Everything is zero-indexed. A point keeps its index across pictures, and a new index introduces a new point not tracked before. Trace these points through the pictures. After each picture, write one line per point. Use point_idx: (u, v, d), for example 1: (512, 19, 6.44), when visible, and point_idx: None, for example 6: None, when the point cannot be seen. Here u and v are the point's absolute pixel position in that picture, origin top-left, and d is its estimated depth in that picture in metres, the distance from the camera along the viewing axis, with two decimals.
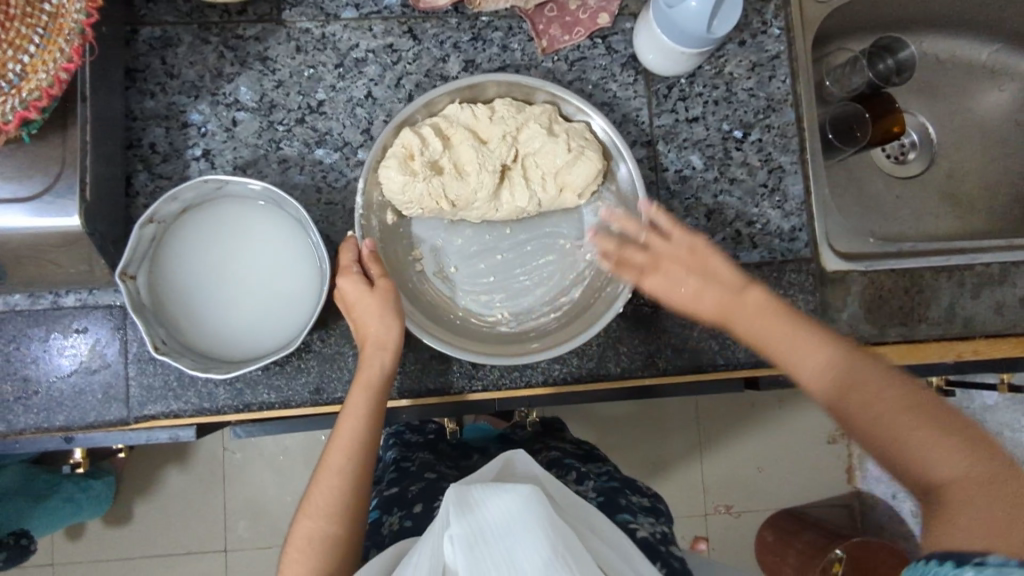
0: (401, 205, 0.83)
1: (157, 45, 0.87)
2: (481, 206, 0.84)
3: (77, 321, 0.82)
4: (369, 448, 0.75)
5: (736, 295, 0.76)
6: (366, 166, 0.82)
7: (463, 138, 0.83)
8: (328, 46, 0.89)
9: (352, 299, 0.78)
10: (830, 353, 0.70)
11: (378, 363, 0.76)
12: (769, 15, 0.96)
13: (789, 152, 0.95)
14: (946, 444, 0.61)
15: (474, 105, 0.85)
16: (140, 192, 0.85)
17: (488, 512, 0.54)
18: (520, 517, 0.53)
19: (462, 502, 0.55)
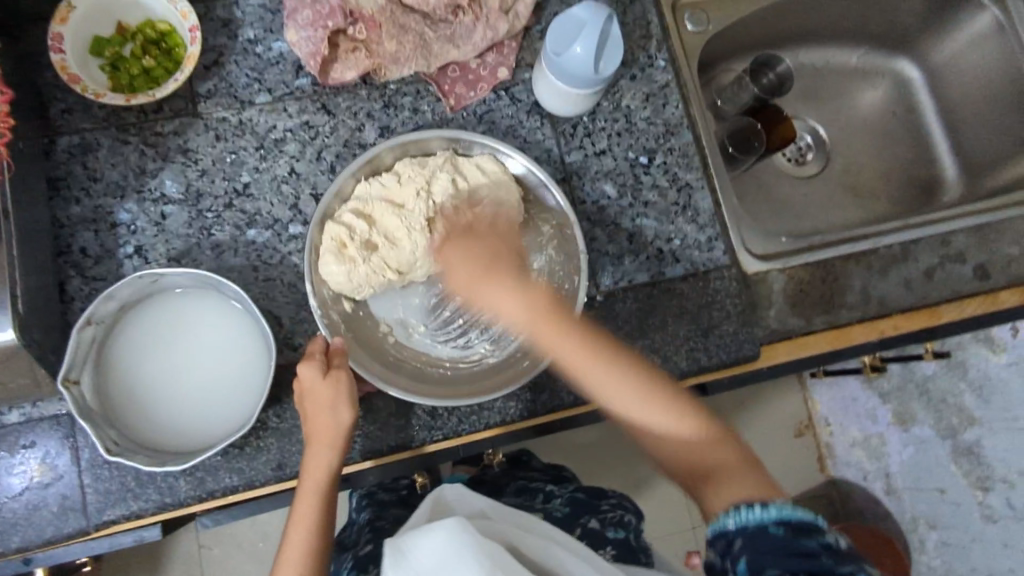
0: (354, 293, 0.87)
1: (77, 152, 0.89)
2: (424, 264, 0.87)
3: (24, 438, 0.81)
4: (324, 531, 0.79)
5: (535, 295, 0.77)
6: (307, 253, 0.86)
7: (382, 210, 0.88)
8: (247, 131, 0.93)
9: (307, 392, 0.80)
10: (624, 362, 0.75)
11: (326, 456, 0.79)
12: (652, 50, 1.05)
13: (692, 170, 1.02)
14: (689, 425, 0.75)
15: (381, 177, 0.90)
16: (75, 297, 0.85)
17: (418, 557, 0.59)
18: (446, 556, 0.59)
19: (395, 554, 0.60)
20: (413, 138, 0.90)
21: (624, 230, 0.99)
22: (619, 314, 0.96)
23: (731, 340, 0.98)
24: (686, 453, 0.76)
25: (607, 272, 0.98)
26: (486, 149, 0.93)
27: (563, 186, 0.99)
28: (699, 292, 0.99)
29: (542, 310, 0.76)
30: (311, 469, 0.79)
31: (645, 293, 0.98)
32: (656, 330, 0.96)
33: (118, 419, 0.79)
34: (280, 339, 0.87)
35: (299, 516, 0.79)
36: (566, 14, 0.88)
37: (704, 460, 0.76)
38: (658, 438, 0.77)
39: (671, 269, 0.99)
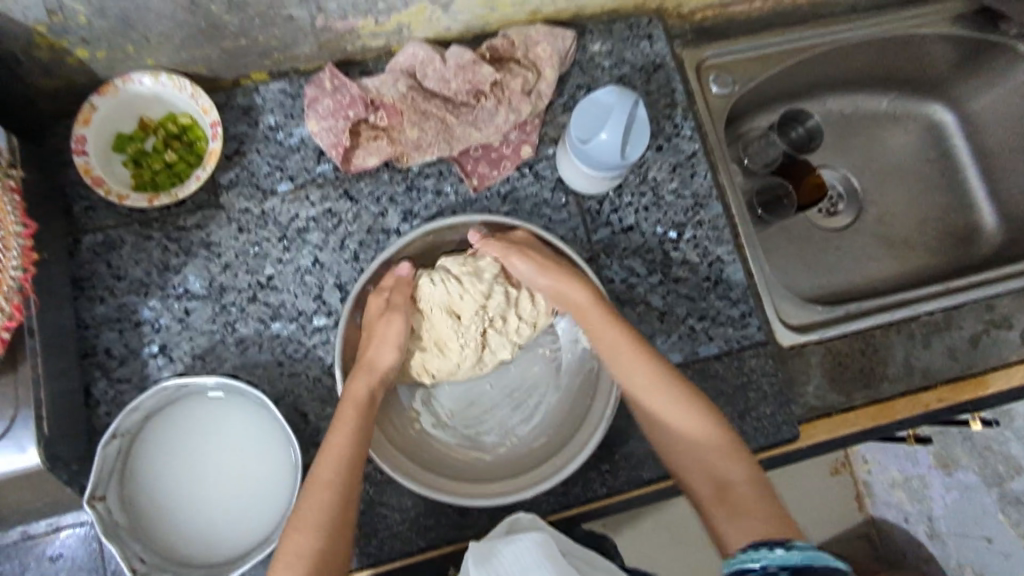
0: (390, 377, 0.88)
1: (101, 250, 0.88)
2: (466, 370, 0.88)
3: (52, 548, 0.80)
4: (334, 535, 0.70)
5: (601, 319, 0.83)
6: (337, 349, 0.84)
7: (440, 317, 0.86)
8: (270, 221, 0.92)
9: (371, 366, 0.81)
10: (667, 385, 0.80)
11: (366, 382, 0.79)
12: (678, 119, 1.03)
13: (724, 243, 0.99)
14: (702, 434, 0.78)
15: (448, 277, 0.86)
16: (100, 400, 0.84)
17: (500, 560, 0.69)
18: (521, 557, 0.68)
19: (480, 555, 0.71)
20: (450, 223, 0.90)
21: (655, 309, 0.96)
22: None
23: (769, 423, 0.94)
24: (723, 452, 0.77)
25: None
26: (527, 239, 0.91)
27: (590, 265, 0.96)
28: (734, 372, 0.95)
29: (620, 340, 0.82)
30: (353, 393, 0.78)
31: (678, 374, 0.94)
32: None
33: (146, 531, 0.78)
34: (307, 438, 0.86)
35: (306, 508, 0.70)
36: (590, 97, 0.86)
37: (716, 466, 0.77)
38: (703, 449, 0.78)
39: (705, 348, 0.96)
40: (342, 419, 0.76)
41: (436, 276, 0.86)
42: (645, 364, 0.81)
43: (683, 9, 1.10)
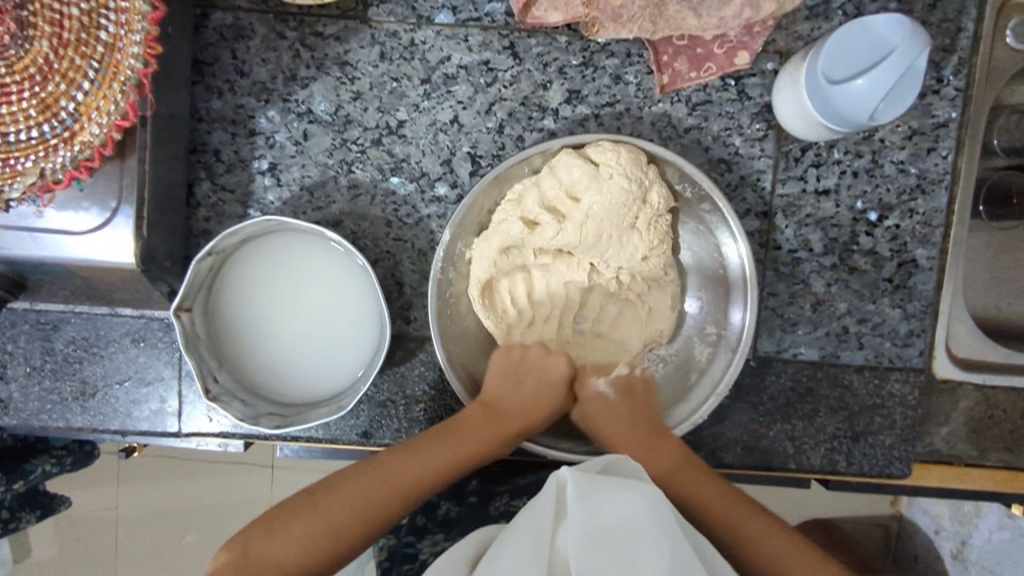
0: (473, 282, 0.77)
1: (229, 35, 0.77)
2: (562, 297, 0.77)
3: (135, 331, 0.81)
4: (363, 516, 0.63)
5: (630, 410, 0.78)
6: (451, 223, 0.72)
7: (568, 215, 0.72)
8: (416, 56, 0.78)
9: (499, 395, 0.77)
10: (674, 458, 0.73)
11: (507, 394, 0.77)
12: (947, 71, 0.79)
13: (928, 245, 0.81)
14: (734, 503, 0.69)
15: (560, 211, 0.72)
16: (201, 203, 0.79)
17: (604, 509, 0.56)
18: (631, 512, 0.56)
19: (582, 487, 0.58)
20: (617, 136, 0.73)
21: (812, 294, 0.82)
22: (768, 387, 0.83)
23: (882, 454, 0.83)
24: (724, 505, 0.69)
25: (772, 335, 0.83)
26: (711, 203, 0.74)
27: (759, 221, 0.81)
28: (871, 391, 0.83)
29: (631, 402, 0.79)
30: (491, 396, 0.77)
31: (807, 373, 0.83)
32: (801, 418, 0.83)
33: (224, 351, 0.77)
34: (396, 308, 0.80)
35: (397, 468, 0.67)
36: (865, 20, 0.65)
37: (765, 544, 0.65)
38: (679, 485, 0.71)
39: (849, 354, 0.83)
40: (459, 441, 0.72)
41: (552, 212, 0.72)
42: (635, 428, 0.76)
43: None
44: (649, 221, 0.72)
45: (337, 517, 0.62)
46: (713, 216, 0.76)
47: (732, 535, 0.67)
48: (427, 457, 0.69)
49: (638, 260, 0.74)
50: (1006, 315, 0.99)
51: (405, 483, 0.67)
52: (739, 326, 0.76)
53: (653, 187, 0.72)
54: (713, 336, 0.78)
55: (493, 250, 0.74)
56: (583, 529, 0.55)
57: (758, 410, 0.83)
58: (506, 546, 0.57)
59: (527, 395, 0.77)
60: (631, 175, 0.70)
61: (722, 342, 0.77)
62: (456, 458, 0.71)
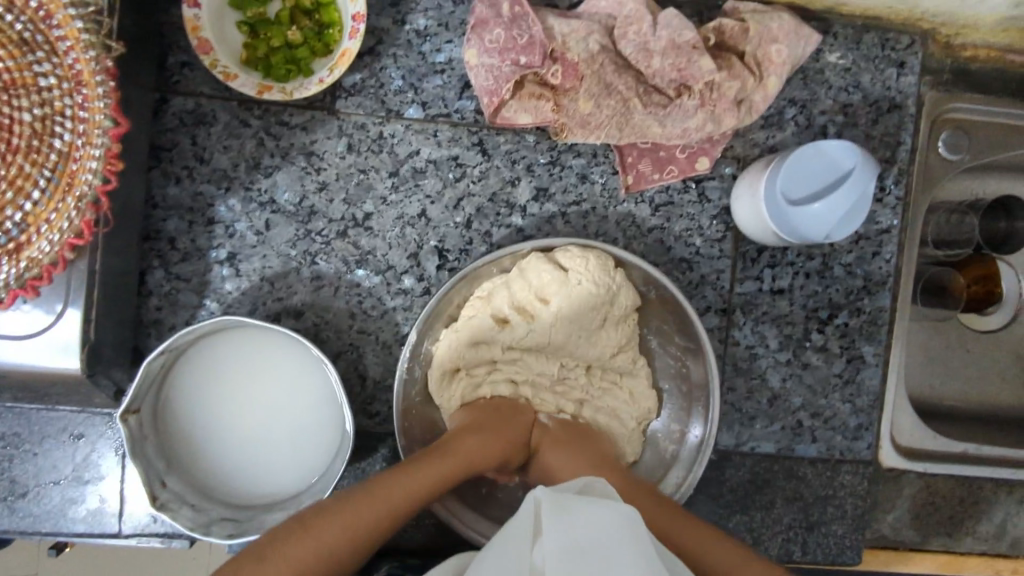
0: (441, 378, 0.74)
1: (189, 121, 0.75)
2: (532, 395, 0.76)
3: (74, 427, 0.76)
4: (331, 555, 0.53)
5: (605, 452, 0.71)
6: (417, 323, 0.71)
7: (539, 314, 0.73)
8: (384, 149, 0.77)
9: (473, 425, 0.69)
10: (660, 505, 0.65)
11: (485, 422, 0.69)
12: (889, 180, 0.84)
13: (874, 342, 0.85)
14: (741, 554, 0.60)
15: (529, 308, 0.73)
16: (153, 291, 0.75)
17: (581, 522, 0.54)
18: (611, 529, 0.54)
19: (559, 505, 0.56)
20: (585, 242, 0.74)
21: (769, 389, 0.84)
22: (727, 479, 0.84)
23: (834, 543, 0.85)
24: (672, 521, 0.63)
25: (732, 428, 0.84)
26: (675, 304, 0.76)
27: (719, 318, 0.83)
28: (824, 481, 0.85)
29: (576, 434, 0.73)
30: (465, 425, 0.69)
31: (765, 465, 0.85)
32: (759, 510, 0.84)
33: (171, 449, 0.73)
34: (357, 402, 0.77)
35: (367, 500, 0.57)
36: (819, 145, 0.68)
37: None
38: (679, 532, 0.62)
39: (803, 447, 0.85)
40: (427, 463, 0.63)
41: (523, 309, 0.73)
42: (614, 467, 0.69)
43: (954, 39, 0.86)
44: (619, 317, 0.75)
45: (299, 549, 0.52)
46: (671, 316, 0.78)
47: None
48: (394, 485, 0.60)
49: (606, 356, 0.76)
50: (939, 396, 1.05)
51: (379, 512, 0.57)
52: (694, 444, 0.77)
53: (622, 290, 0.74)
54: (675, 432, 0.80)
55: (460, 345, 0.73)
56: (559, 541, 0.53)
57: (717, 501, 0.84)
58: (485, 566, 0.54)
59: (504, 424, 0.70)
60: (599, 280, 0.72)
61: (683, 443, 0.78)
62: (426, 486, 0.61)
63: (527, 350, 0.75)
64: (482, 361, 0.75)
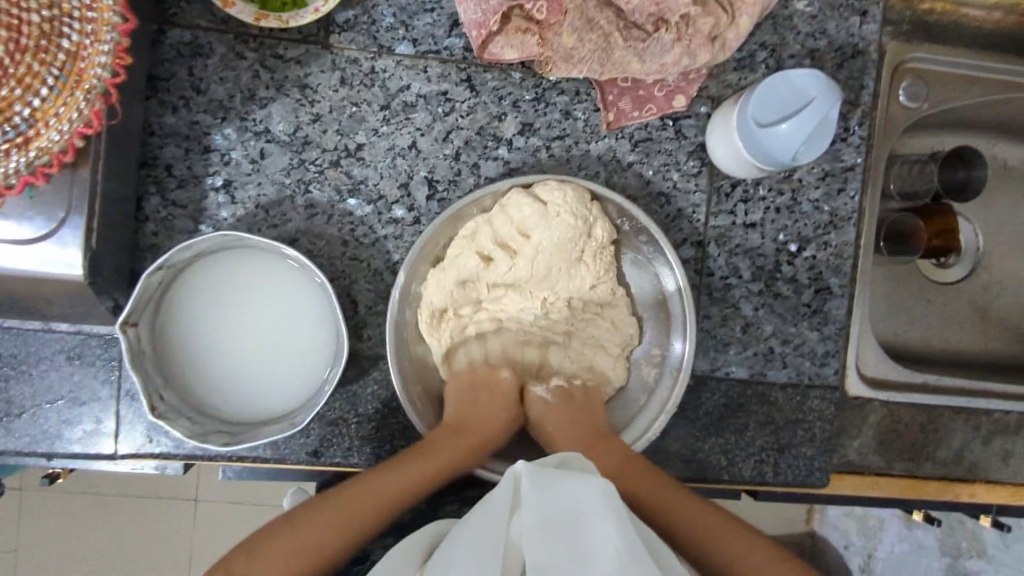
0: (431, 312, 0.79)
1: (185, 52, 0.77)
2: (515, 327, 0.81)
3: (70, 349, 0.77)
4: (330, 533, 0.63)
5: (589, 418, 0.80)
6: (405, 264, 0.75)
7: (522, 247, 0.76)
8: (376, 83, 0.80)
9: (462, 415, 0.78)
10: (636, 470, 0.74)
11: (473, 408, 0.79)
12: (853, 121, 0.89)
13: (840, 274, 0.90)
14: (709, 516, 0.69)
15: (512, 243, 0.77)
16: (150, 217, 0.77)
17: (557, 497, 0.60)
18: (586, 500, 0.59)
19: (538, 482, 0.61)
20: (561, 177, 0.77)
21: (742, 318, 0.89)
22: (703, 403, 0.89)
23: (803, 464, 0.90)
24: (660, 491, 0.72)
25: (707, 356, 0.89)
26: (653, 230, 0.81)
27: (694, 249, 0.88)
28: (794, 406, 0.90)
29: (577, 406, 0.81)
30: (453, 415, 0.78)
31: (738, 390, 0.89)
32: (733, 432, 0.89)
33: (168, 364, 0.74)
34: (350, 327, 0.80)
35: (360, 487, 0.67)
36: (788, 74, 0.73)
37: (742, 553, 0.66)
38: (654, 490, 0.72)
39: (775, 373, 0.90)
40: (419, 453, 0.72)
41: (505, 245, 0.77)
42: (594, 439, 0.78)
43: None
44: (597, 252, 0.78)
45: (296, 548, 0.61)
46: (649, 247, 0.82)
47: (712, 550, 0.67)
48: (386, 476, 0.69)
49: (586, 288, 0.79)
50: (901, 338, 1.12)
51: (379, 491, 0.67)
52: (679, 355, 0.82)
53: (597, 223, 0.77)
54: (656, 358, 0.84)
55: (449, 284, 0.77)
56: (533, 515, 0.58)
57: (693, 423, 0.88)
58: (465, 533, 0.60)
59: (486, 406, 0.80)
60: (577, 212, 0.75)
61: (665, 365, 0.83)
62: (415, 475, 0.70)
63: (511, 288, 0.78)
64: (469, 300, 0.79)
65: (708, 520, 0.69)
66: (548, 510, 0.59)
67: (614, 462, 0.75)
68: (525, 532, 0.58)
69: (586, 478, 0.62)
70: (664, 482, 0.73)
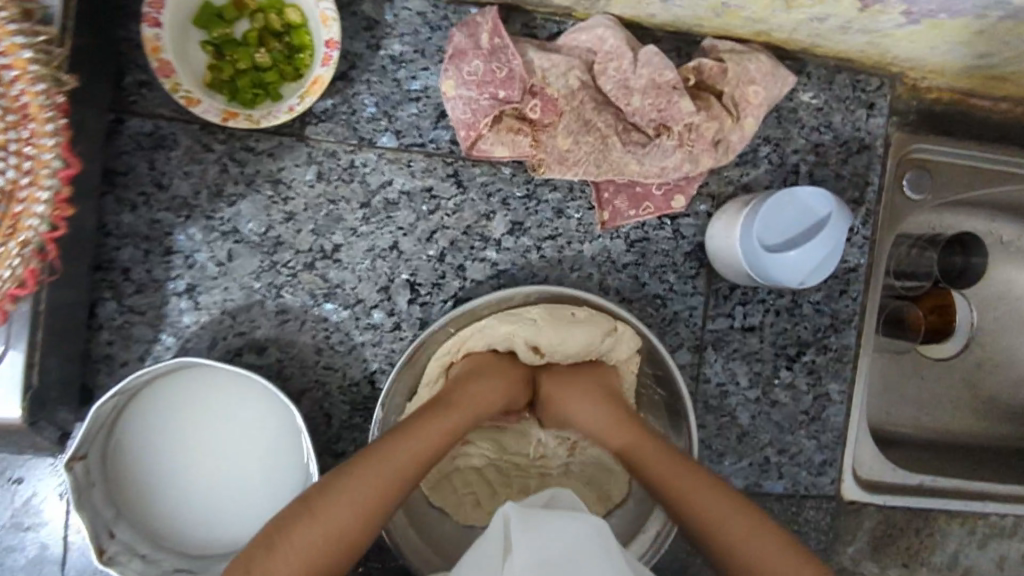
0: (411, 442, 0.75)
1: (146, 144, 0.70)
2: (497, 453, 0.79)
3: (12, 470, 0.70)
4: (340, 538, 0.57)
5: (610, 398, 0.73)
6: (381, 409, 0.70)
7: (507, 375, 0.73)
8: (355, 179, 0.74)
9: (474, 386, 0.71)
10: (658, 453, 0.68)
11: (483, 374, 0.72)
12: (857, 221, 0.85)
13: (839, 379, 0.87)
14: (726, 505, 0.63)
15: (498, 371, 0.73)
16: (104, 325, 0.71)
17: (551, 540, 0.56)
18: (580, 541, 0.56)
19: (527, 524, 0.57)
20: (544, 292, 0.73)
21: (738, 425, 0.85)
22: None
23: None
24: (675, 478, 0.66)
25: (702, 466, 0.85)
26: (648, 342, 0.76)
27: (691, 354, 0.83)
28: (789, 517, 0.87)
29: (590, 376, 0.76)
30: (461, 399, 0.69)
31: None
32: None
33: (121, 494, 0.68)
34: (322, 442, 0.75)
35: (361, 476, 0.59)
36: (795, 190, 0.69)
37: (760, 552, 0.60)
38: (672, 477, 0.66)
39: (771, 484, 0.86)
40: (420, 429, 0.64)
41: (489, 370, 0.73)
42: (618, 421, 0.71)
43: (920, 81, 0.88)
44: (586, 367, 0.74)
45: (303, 541, 0.55)
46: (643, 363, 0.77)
47: (724, 546, 0.61)
48: (395, 450, 0.62)
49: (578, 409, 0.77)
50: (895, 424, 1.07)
51: (390, 478, 0.61)
52: None
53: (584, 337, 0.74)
54: None
55: None
56: (529, 560, 0.54)
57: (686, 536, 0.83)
58: None
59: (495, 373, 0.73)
60: None
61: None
62: (418, 453, 0.63)
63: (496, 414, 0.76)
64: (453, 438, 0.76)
65: (730, 506, 0.63)
66: (546, 556, 0.54)
67: (638, 443, 0.69)
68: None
69: (577, 516, 0.58)
70: (689, 468, 0.66)
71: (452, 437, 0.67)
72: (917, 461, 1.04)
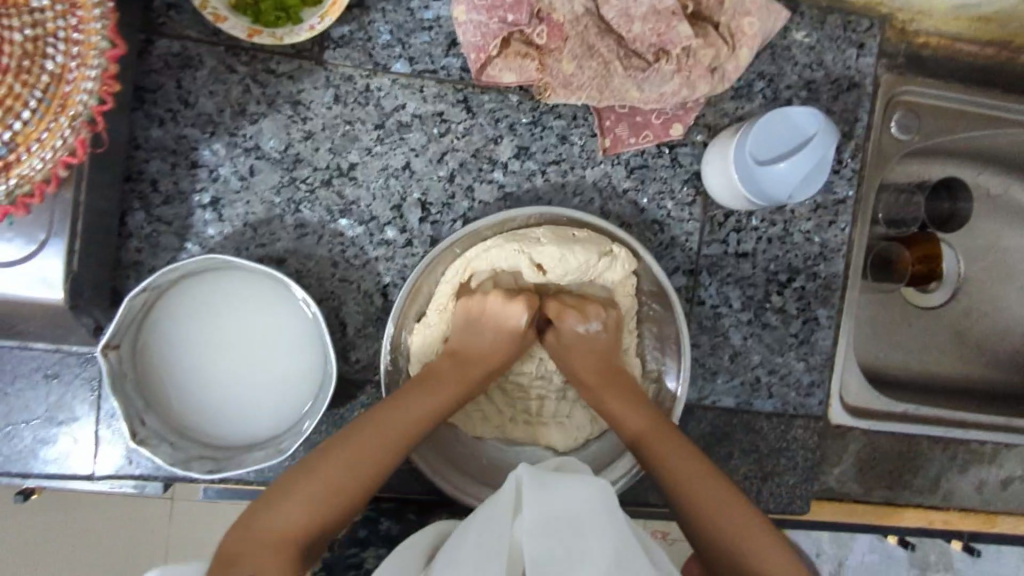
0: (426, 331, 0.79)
1: (174, 63, 0.75)
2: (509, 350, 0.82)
3: (47, 367, 0.75)
4: (339, 497, 0.65)
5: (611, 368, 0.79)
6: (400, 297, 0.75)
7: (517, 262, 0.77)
8: (371, 102, 0.79)
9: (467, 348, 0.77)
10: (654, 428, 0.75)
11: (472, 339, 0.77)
12: (846, 154, 0.90)
13: (828, 305, 0.91)
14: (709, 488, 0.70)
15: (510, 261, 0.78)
16: (134, 233, 0.75)
17: (559, 500, 0.59)
18: (588, 506, 0.60)
19: (540, 484, 0.60)
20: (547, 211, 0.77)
21: (730, 346, 0.90)
22: (690, 432, 0.89)
23: (785, 493, 0.91)
24: (668, 454, 0.72)
25: (695, 384, 0.90)
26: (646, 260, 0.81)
27: (686, 278, 0.88)
28: (777, 435, 0.91)
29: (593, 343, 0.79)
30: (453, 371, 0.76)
31: (725, 419, 0.90)
32: (717, 459, 0.90)
33: (150, 387, 0.73)
34: (337, 349, 0.79)
35: (367, 437, 0.68)
36: (786, 111, 0.74)
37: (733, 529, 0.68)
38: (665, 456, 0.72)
39: (760, 402, 0.91)
40: (418, 399, 0.72)
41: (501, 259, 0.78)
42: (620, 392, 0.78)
43: (909, 24, 0.92)
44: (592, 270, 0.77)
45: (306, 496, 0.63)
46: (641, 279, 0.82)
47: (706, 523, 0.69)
48: (396, 417, 0.70)
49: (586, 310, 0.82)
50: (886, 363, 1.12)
51: (385, 449, 0.68)
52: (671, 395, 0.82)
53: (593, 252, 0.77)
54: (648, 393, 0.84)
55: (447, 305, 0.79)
56: (535, 518, 0.58)
57: None
58: (468, 533, 0.60)
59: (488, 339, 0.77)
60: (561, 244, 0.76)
61: (661, 386, 0.84)
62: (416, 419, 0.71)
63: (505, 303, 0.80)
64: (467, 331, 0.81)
65: (714, 490, 0.70)
66: (554, 511, 0.59)
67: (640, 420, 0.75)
68: (527, 533, 0.58)
69: (587, 479, 0.62)
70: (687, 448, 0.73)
71: (445, 413, 0.73)
72: (905, 396, 1.09)
